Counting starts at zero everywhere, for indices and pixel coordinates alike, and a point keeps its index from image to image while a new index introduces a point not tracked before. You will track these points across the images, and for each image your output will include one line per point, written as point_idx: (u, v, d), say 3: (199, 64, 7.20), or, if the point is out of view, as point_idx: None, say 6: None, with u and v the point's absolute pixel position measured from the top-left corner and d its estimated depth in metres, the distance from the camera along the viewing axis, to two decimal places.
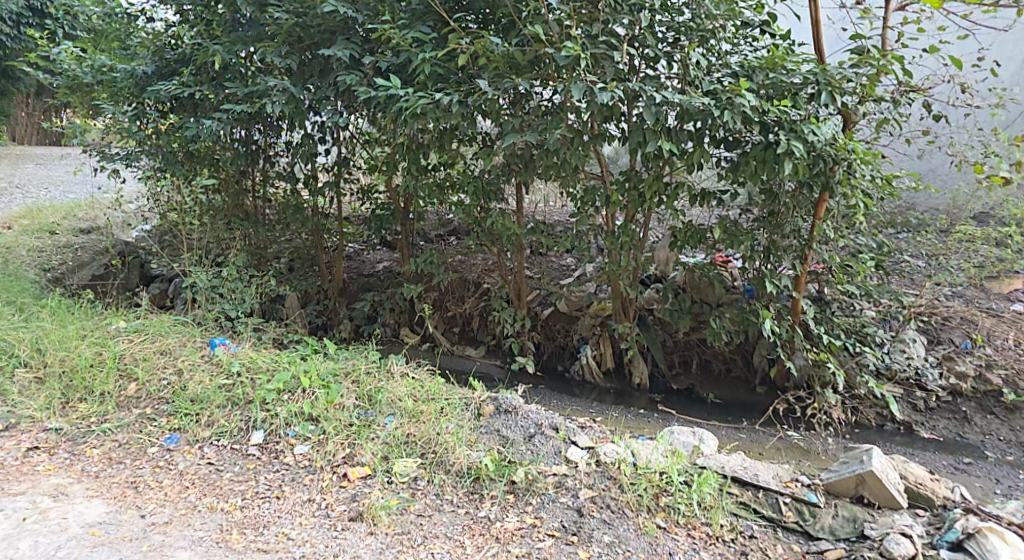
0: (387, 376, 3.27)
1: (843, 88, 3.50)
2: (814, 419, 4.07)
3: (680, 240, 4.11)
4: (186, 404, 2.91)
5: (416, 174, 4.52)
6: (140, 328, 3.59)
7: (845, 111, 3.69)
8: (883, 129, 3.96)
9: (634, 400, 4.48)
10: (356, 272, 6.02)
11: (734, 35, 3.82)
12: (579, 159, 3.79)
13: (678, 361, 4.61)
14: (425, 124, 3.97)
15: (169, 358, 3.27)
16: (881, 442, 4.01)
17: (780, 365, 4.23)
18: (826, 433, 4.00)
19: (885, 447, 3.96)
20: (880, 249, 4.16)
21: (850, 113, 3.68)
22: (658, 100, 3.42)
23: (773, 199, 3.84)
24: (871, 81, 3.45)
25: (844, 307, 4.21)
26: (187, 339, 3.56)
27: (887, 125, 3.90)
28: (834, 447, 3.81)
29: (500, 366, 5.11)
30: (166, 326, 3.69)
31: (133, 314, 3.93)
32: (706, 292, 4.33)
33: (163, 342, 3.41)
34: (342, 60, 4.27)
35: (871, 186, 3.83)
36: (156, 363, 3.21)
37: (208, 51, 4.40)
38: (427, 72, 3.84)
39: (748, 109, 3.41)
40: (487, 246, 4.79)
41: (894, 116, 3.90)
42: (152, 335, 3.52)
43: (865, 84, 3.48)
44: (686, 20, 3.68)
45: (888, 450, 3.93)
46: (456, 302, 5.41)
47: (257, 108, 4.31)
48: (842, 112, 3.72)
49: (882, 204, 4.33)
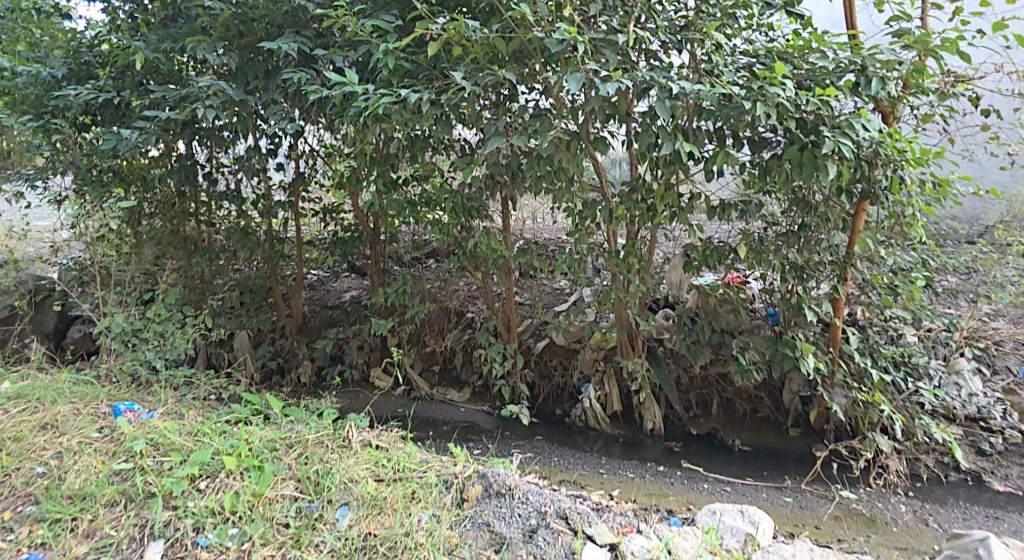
0: (343, 449, 2.98)
1: (890, 75, 2.60)
2: (879, 479, 3.19)
3: (696, 261, 3.38)
4: (62, 506, 2.61)
5: (386, 188, 3.92)
6: (23, 392, 3.55)
7: (882, 106, 2.81)
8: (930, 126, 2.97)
9: (646, 450, 3.77)
10: (321, 304, 5.40)
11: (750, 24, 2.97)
12: (576, 167, 3.17)
13: (696, 401, 3.88)
14: (391, 127, 3.34)
15: (48, 436, 3.10)
16: (951, 502, 3.05)
17: (818, 406, 3.47)
18: (894, 496, 3.11)
19: (959, 510, 3.00)
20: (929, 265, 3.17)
21: (893, 108, 2.78)
22: (674, 91, 2.59)
23: (801, 209, 3.09)
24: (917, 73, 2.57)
25: (884, 335, 3.32)
26: (79, 406, 3.47)
27: (934, 121, 2.93)
28: (908, 517, 2.97)
29: (488, 413, 4.40)
30: (55, 394, 3.58)
31: (18, 374, 3.90)
32: (730, 319, 3.62)
33: (49, 416, 3.27)
34: (288, 55, 3.69)
35: (919, 192, 2.92)
36: (30, 444, 3.02)
37: (132, 51, 3.97)
38: (391, 67, 3.16)
39: (786, 101, 2.54)
40: (470, 271, 4.14)
41: (942, 111, 2.95)
42: (37, 402, 3.45)
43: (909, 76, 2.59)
44: (689, 14, 2.90)
45: (964, 514, 2.99)
46: (436, 335, 4.74)
47: (185, 114, 3.79)
48: (879, 106, 2.82)
49: (934, 220, 3.33)
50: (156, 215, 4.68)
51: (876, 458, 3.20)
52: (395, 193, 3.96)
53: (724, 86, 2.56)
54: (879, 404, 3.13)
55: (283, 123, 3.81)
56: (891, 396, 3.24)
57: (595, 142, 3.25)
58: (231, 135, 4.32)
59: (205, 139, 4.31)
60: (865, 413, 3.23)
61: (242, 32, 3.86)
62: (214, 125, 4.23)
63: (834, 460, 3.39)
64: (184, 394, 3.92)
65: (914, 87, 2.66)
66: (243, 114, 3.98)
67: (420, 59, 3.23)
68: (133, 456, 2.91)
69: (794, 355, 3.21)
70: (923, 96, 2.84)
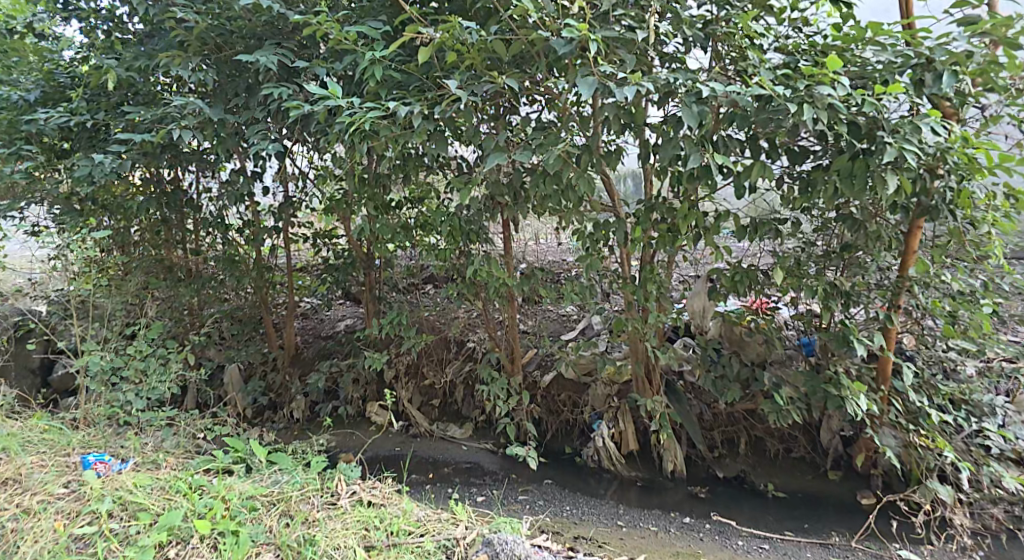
0: (332, 509, 2.63)
1: (961, 69, 2.20)
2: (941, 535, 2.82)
3: (725, 288, 3.05)
4: None
5: (375, 211, 3.66)
6: None
7: (947, 107, 2.41)
8: (1003, 126, 2.56)
9: (668, 495, 3.41)
10: (314, 334, 5.08)
11: (785, 17, 2.60)
12: (589, 184, 2.83)
13: (721, 440, 3.54)
14: (383, 144, 3.03)
15: (7, 494, 2.76)
16: None
17: (862, 446, 3.16)
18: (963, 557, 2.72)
19: None
20: (996, 288, 2.77)
21: (960, 108, 2.39)
22: (704, 94, 2.27)
23: (847, 227, 2.74)
24: (993, 63, 2.17)
25: (947, 370, 2.90)
26: (46, 457, 3.13)
27: (1009, 121, 2.52)
28: None
29: (493, 451, 4.05)
30: (21, 443, 3.24)
31: None
32: (759, 351, 3.34)
33: (11, 469, 2.94)
34: (268, 69, 3.41)
35: (990, 206, 2.53)
36: None
37: (106, 71, 3.69)
38: (379, 78, 2.87)
39: (837, 102, 2.20)
40: (470, 300, 3.85)
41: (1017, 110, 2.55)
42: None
43: (982, 67, 2.19)
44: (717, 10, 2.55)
45: None
46: (435, 367, 4.42)
47: (160, 135, 3.50)
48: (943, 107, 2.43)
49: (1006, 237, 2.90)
50: (145, 240, 4.41)
51: (937, 509, 2.83)
52: (390, 216, 3.70)
53: (765, 85, 2.22)
54: (943, 451, 2.77)
55: (264, 142, 3.51)
56: (950, 437, 2.85)
57: (607, 157, 2.97)
58: (217, 156, 4.03)
59: (187, 162, 4.01)
60: (922, 458, 2.86)
61: (221, 47, 3.58)
62: (195, 147, 3.94)
63: (893, 515, 3.02)
64: (162, 437, 3.57)
65: (985, 83, 2.26)
66: (223, 133, 3.69)
67: (410, 68, 2.93)
68: (98, 518, 2.57)
69: (840, 393, 2.90)
70: (996, 92, 2.44)
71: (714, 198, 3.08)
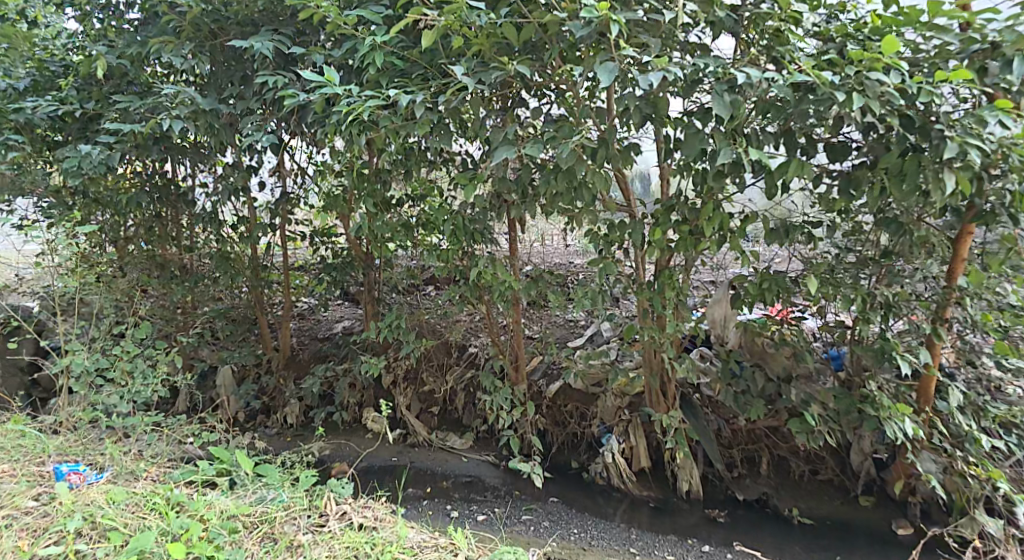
0: (321, 534, 2.40)
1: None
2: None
3: (751, 297, 2.83)
4: None
5: (375, 209, 3.44)
6: None
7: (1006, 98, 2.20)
8: None
9: (683, 518, 3.27)
10: (309, 336, 4.86)
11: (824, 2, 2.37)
12: (605, 182, 2.61)
13: (741, 458, 3.42)
14: (384, 136, 2.81)
15: None
16: None
17: (896, 468, 3.05)
18: None
19: None
20: None
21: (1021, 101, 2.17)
22: (737, 82, 2.05)
23: (890, 231, 2.53)
24: None
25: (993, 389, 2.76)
26: (14, 468, 2.90)
27: None
28: None
29: (494, 464, 3.83)
30: None
31: None
32: (786, 363, 3.16)
33: None
34: (263, 56, 3.18)
35: None
36: None
37: (93, 57, 3.45)
38: (379, 64, 2.65)
39: (885, 92, 1.99)
40: (474, 303, 3.65)
41: None
42: None
43: None
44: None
45: None
46: (435, 372, 4.19)
47: (150, 125, 3.27)
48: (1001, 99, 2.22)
49: None
50: (140, 235, 4.20)
51: (986, 545, 2.62)
52: (391, 214, 3.48)
53: (809, 73, 2.01)
54: (997, 481, 2.58)
55: (258, 133, 3.28)
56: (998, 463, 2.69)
57: (625, 152, 2.72)
58: (211, 149, 3.80)
59: (179, 155, 3.79)
60: (965, 487, 2.66)
61: (215, 32, 3.34)
62: (186, 138, 3.71)
63: (939, 551, 2.84)
64: (145, 446, 3.35)
65: None
66: (218, 126, 3.45)
67: (414, 55, 2.70)
68: (64, 537, 2.34)
69: (879, 415, 2.75)
70: None
71: (737, 199, 2.85)
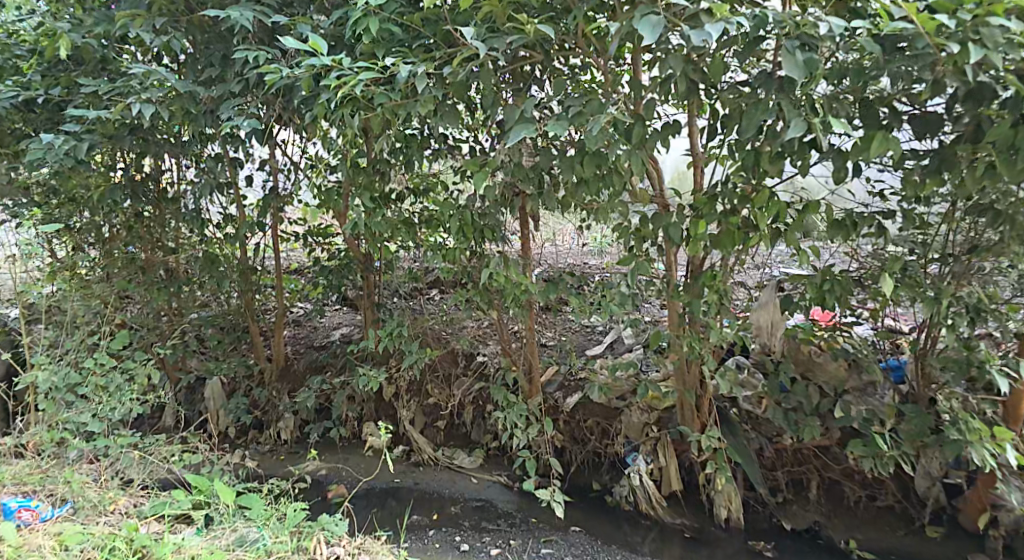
0: None
1: None
2: None
3: (814, 300, 2.49)
4: None
5: (373, 204, 3.05)
6: None
7: None
8: None
9: (724, 551, 2.90)
10: (304, 344, 4.43)
11: None
12: (641, 166, 2.22)
13: (787, 482, 3.06)
14: (381, 113, 2.41)
15: None
16: None
17: (974, 498, 2.74)
18: None
19: None
20: None
21: None
22: (821, 34, 1.67)
23: (984, 219, 2.21)
24: None
25: None
26: None
27: None
28: None
29: (507, 486, 3.45)
30: None
31: None
32: (840, 374, 2.79)
33: None
34: (244, 29, 2.78)
35: None
36: None
37: (54, 33, 3.05)
38: (375, 32, 2.26)
39: (1003, 42, 1.59)
40: (484, 308, 3.28)
41: None
42: None
43: None
44: None
45: None
46: (440, 384, 3.78)
47: (116, 110, 2.81)
48: None
49: None
50: (115, 236, 3.72)
51: None
52: (389, 208, 3.09)
53: (908, 16, 1.60)
54: None
55: (238, 118, 2.88)
56: None
57: (661, 131, 2.32)
58: (191, 139, 3.42)
59: (156, 148, 3.39)
60: None
61: (193, 6, 2.95)
62: (163, 127, 3.32)
63: None
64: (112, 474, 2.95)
65: None
66: (195, 112, 3.05)
67: (416, 21, 2.31)
68: None
69: (963, 438, 2.44)
70: None
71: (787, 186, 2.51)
